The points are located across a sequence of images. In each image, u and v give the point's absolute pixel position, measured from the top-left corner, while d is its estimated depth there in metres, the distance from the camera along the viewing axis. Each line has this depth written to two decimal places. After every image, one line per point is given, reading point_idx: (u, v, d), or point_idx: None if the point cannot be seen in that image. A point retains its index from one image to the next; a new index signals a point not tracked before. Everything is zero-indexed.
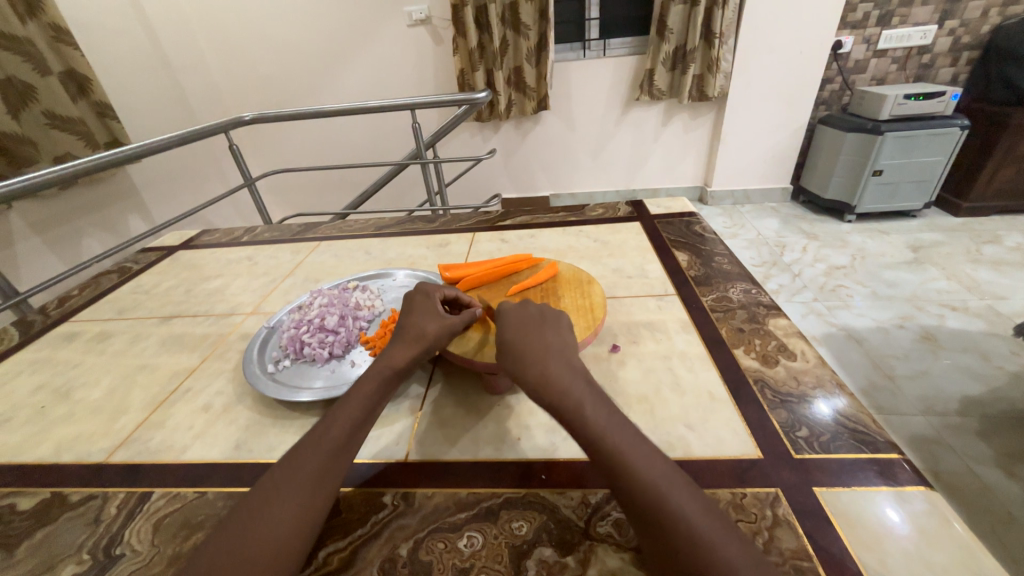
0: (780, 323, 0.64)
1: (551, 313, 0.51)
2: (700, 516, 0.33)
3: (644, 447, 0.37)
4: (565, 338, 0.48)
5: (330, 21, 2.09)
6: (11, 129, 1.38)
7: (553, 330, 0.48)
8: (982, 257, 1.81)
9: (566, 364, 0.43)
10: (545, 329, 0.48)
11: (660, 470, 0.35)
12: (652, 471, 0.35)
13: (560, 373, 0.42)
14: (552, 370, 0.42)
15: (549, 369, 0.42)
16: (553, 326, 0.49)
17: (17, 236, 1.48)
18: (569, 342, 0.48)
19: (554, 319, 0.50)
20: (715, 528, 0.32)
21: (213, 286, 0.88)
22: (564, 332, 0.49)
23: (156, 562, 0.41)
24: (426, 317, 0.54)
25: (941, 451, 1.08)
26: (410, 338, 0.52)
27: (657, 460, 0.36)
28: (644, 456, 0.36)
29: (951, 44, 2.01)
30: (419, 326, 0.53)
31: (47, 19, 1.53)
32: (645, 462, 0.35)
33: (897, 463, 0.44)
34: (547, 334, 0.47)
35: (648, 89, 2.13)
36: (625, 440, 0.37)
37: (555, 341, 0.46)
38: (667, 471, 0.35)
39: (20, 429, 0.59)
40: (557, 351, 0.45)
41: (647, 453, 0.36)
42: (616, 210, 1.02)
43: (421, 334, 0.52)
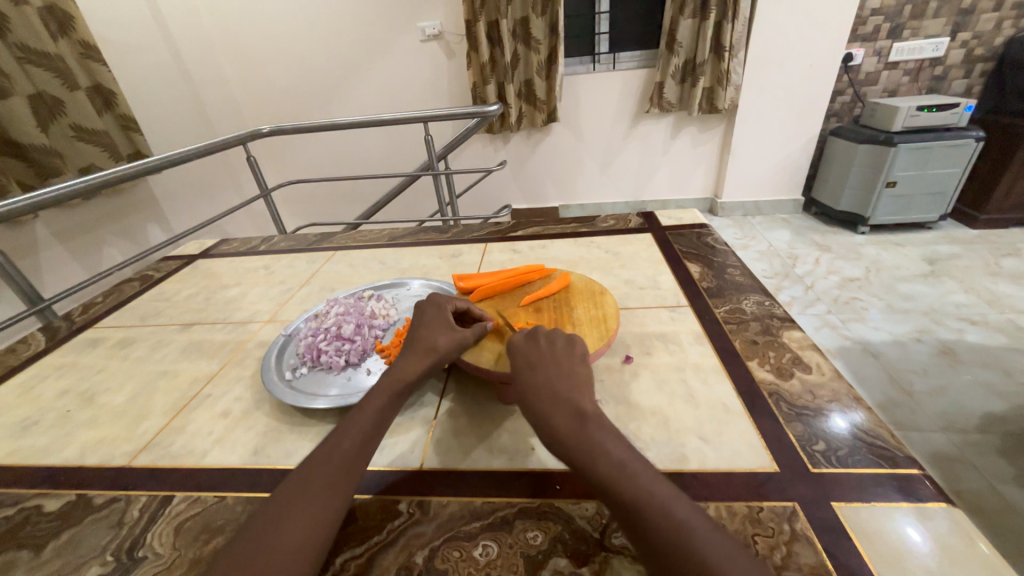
0: (794, 336, 0.63)
1: (563, 341, 0.51)
2: (714, 534, 0.32)
3: (656, 480, 0.36)
4: (575, 368, 0.48)
5: (346, 36, 2.15)
6: (41, 142, 1.43)
7: (561, 362, 0.48)
8: (1001, 270, 1.78)
9: (571, 402, 0.43)
10: (553, 365, 0.48)
11: (669, 501, 0.34)
12: (661, 503, 0.34)
13: (565, 414, 0.42)
14: (557, 411, 0.43)
15: (550, 411, 0.43)
16: (561, 357, 0.49)
17: (42, 244, 1.52)
18: (580, 374, 0.47)
19: (565, 349, 0.50)
20: (727, 555, 0.31)
21: (231, 294, 0.90)
22: (574, 361, 0.49)
23: (177, 565, 0.42)
24: (438, 330, 0.55)
25: (962, 469, 1.05)
26: (422, 350, 0.53)
27: (667, 490, 0.35)
28: (653, 488, 0.35)
29: (963, 56, 2.01)
30: (431, 338, 0.54)
31: (78, 37, 1.60)
32: (652, 493, 0.35)
33: (917, 478, 0.43)
34: (553, 368, 0.47)
35: (658, 102, 2.16)
36: (630, 474, 0.36)
37: (562, 377, 0.46)
38: (680, 504, 0.34)
39: (46, 432, 0.60)
40: (563, 388, 0.45)
41: (659, 484, 0.36)
42: (628, 222, 1.03)
43: (433, 347, 0.53)
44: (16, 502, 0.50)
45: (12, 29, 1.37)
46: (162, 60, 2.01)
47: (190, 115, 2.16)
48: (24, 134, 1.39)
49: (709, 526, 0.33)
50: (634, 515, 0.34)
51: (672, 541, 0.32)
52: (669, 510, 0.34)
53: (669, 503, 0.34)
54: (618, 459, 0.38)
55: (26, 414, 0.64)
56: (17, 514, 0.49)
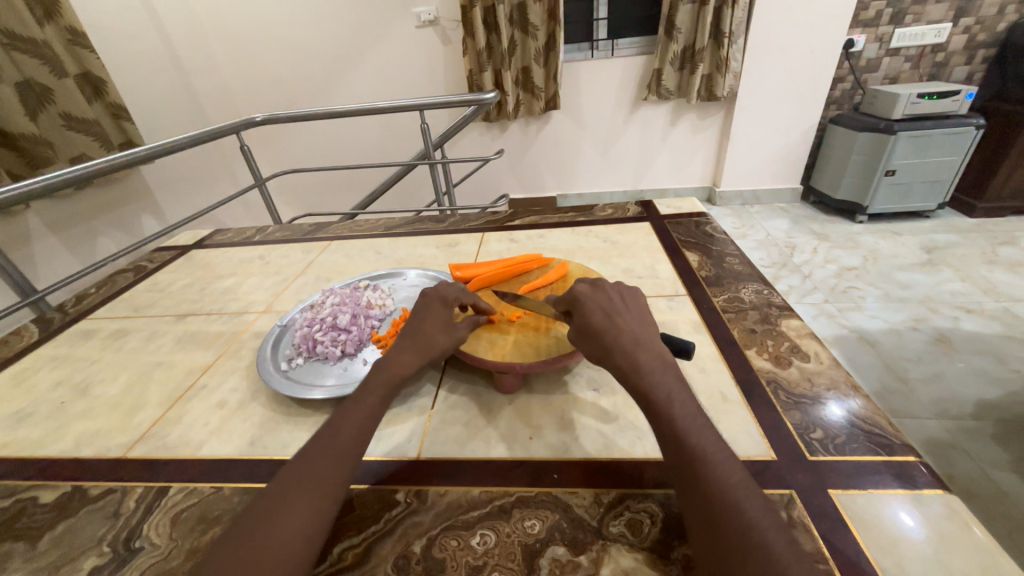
0: (793, 324, 0.63)
1: (631, 296, 0.50)
2: (758, 502, 0.33)
3: (716, 441, 0.38)
4: (649, 324, 0.48)
5: (340, 22, 2.11)
6: (30, 130, 1.41)
7: (640, 316, 0.48)
8: (998, 258, 1.78)
9: (655, 351, 0.44)
10: (633, 316, 0.48)
11: (727, 462, 0.36)
12: (720, 461, 0.36)
13: (649, 358, 0.43)
14: (641, 354, 0.43)
15: (636, 351, 0.43)
16: (635, 311, 0.49)
17: (34, 235, 1.50)
18: (652, 328, 0.48)
19: (639, 306, 0.50)
20: (771, 522, 0.32)
21: (226, 284, 0.89)
22: (646, 317, 0.49)
23: (175, 556, 0.42)
24: (439, 328, 0.52)
25: (956, 456, 1.06)
26: (420, 347, 0.50)
27: (727, 455, 0.37)
28: (717, 446, 0.37)
29: (965, 42, 1.98)
30: (429, 336, 0.51)
31: (64, 23, 1.54)
32: (717, 450, 0.37)
33: (913, 465, 0.43)
34: (636, 319, 0.47)
35: (656, 90, 2.13)
36: (698, 428, 0.38)
37: (642, 326, 0.47)
38: (734, 466, 0.36)
39: (40, 424, 0.60)
40: (644, 336, 0.45)
41: (718, 444, 0.37)
42: (626, 211, 1.02)
43: (432, 345, 0.51)
44: (11, 494, 0.50)
45: None
46: None
47: None
48: (12, 122, 1.36)
49: (754, 492, 0.34)
50: (695, 462, 0.36)
51: (726, 494, 0.34)
52: (725, 467, 0.36)
53: (725, 464, 0.36)
54: (690, 412, 0.39)
55: (20, 405, 0.64)
56: (12, 506, 0.49)
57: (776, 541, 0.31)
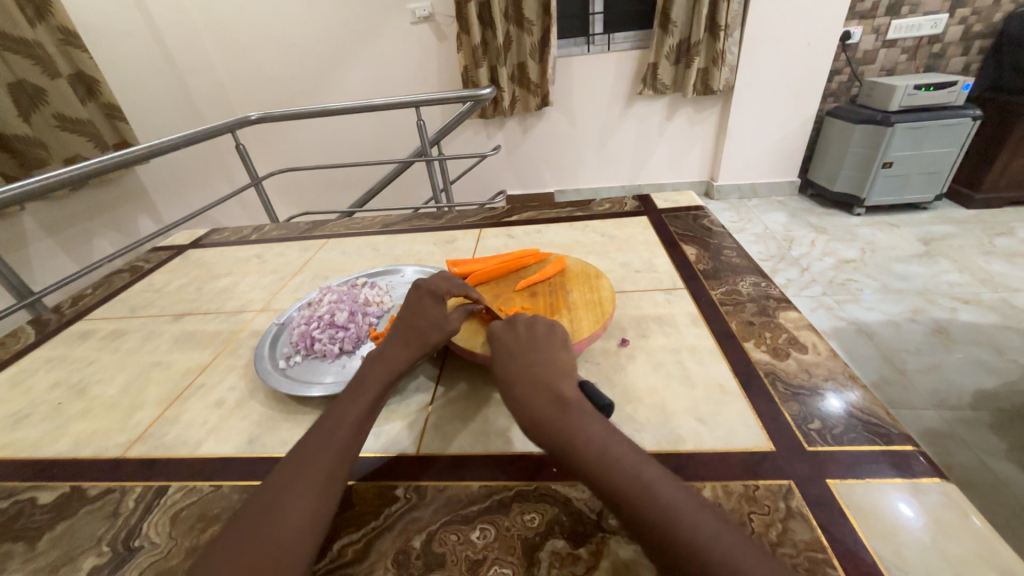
0: (790, 316, 0.63)
1: (539, 329, 0.50)
2: (701, 518, 0.32)
3: (642, 465, 0.35)
4: (556, 356, 0.47)
5: (334, 19, 2.09)
6: (23, 131, 1.40)
7: (541, 350, 0.47)
8: (995, 249, 1.79)
9: (552, 392, 0.42)
10: (529, 355, 0.47)
11: (657, 484, 0.34)
12: (646, 487, 0.34)
13: (544, 404, 0.41)
14: (537, 404, 0.42)
15: (534, 401, 0.42)
16: (539, 346, 0.48)
17: (29, 237, 1.50)
18: (560, 359, 0.46)
19: (546, 335, 0.49)
20: (719, 535, 0.31)
21: (223, 284, 0.89)
22: (554, 347, 0.48)
23: (174, 554, 0.42)
24: (430, 322, 0.54)
25: (954, 446, 1.06)
26: (413, 342, 0.52)
27: (656, 475, 0.35)
28: (640, 471, 0.35)
29: (962, 32, 1.98)
30: (422, 331, 0.52)
31: (56, 22, 1.54)
32: (639, 476, 0.34)
33: (911, 454, 0.43)
34: (533, 359, 0.46)
35: (653, 84, 2.12)
36: (615, 462, 0.36)
37: (543, 365, 0.45)
38: (666, 486, 0.34)
39: (38, 425, 0.60)
40: (544, 377, 0.44)
41: (643, 469, 0.35)
42: (623, 205, 1.02)
43: (424, 340, 0.52)
44: (10, 496, 0.50)
45: None
46: (145, 46, 1.95)
47: (176, 103, 2.11)
48: (4, 124, 1.35)
49: (694, 509, 0.32)
50: (618, 506, 0.34)
51: (658, 529, 0.32)
52: (655, 493, 0.33)
53: (655, 491, 0.33)
54: (599, 444, 0.37)
55: (17, 407, 0.64)
56: (11, 507, 0.49)
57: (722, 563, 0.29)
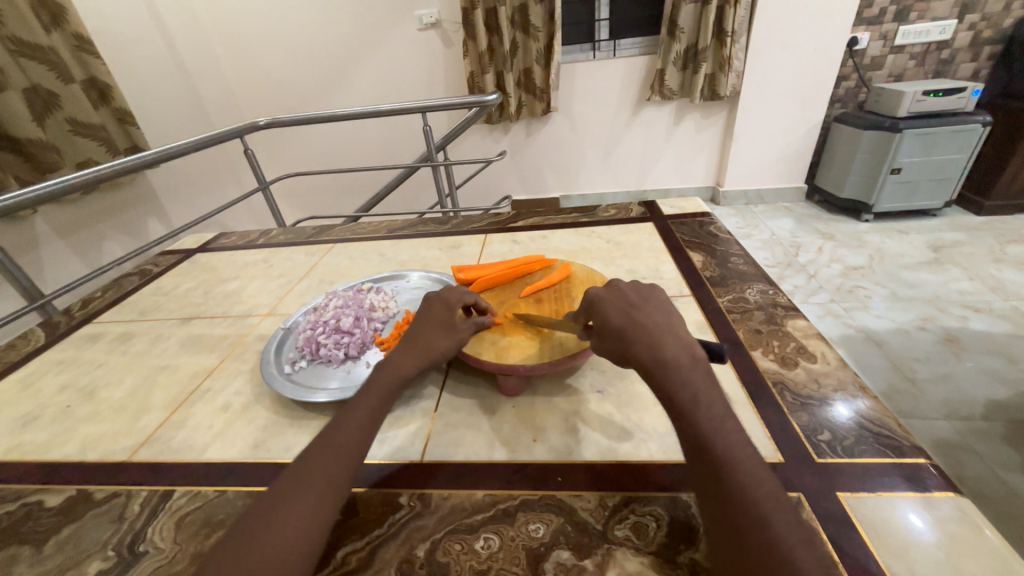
0: (799, 325, 0.63)
1: (650, 292, 0.49)
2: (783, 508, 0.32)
3: (746, 442, 0.37)
4: (675, 317, 0.47)
5: (342, 26, 2.12)
6: (37, 136, 1.42)
7: (667, 310, 0.47)
8: (1006, 257, 1.77)
9: (683, 346, 0.43)
10: (656, 310, 0.47)
11: (752, 464, 0.35)
12: (747, 462, 0.35)
13: (673, 353, 0.42)
14: (665, 349, 0.42)
15: (662, 348, 0.43)
16: (658, 304, 0.48)
17: (42, 240, 1.52)
18: (678, 320, 0.46)
19: (666, 299, 0.49)
20: (798, 531, 0.31)
21: (230, 288, 0.90)
22: (670, 309, 0.47)
23: (179, 560, 0.42)
24: (439, 331, 0.52)
25: (967, 457, 1.05)
26: (419, 350, 0.50)
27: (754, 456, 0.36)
28: (745, 447, 0.36)
29: (971, 38, 1.96)
30: (428, 340, 0.51)
31: (71, 29, 1.56)
32: (743, 450, 0.36)
33: (923, 467, 0.43)
34: (660, 314, 0.46)
35: (659, 90, 2.12)
36: (723, 429, 0.37)
37: (666, 321, 0.46)
38: (761, 469, 0.35)
39: (46, 427, 0.60)
40: (669, 331, 0.44)
41: (748, 448, 0.36)
42: (629, 211, 1.02)
43: (432, 349, 0.51)
44: (17, 498, 0.50)
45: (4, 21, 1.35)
46: (157, 53, 1.98)
47: (186, 108, 2.14)
48: (18, 128, 1.37)
49: (778, 498, 0.33)
50: (718, 468, 0.35)
51: (750, 503, 0.32)
52: (752, 472, 0.34)
53: (748, 473, 0.34)
54: (717, 411, 0.38)
55: (26, 410, 0.64)
56: (19, 509, 0.49)
57: (802, 556, 0.29)
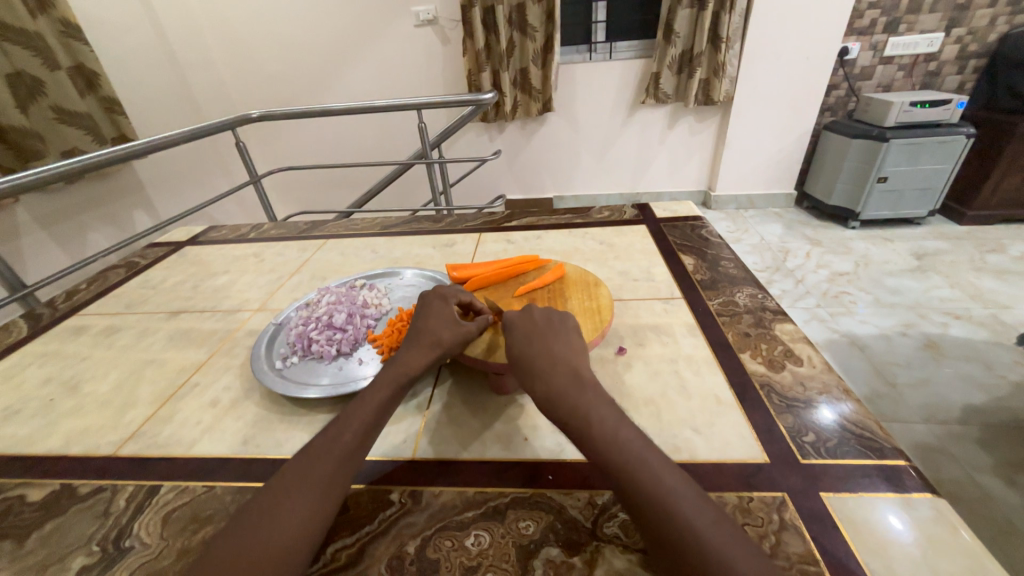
0: (786, 328, 0.64)
1: (557, 318, 0.51)
2: (720, 525, 0.32)
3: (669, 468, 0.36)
4: (576, 348, 0.47)
5: (338, 20, 2.10)
6: (19, 123, 1.38)
7: (564, 340, 0.48)
8: (986, 266, 1.81)
9: (580, 381, 0.43)
10: (554, 343, 0.47)
11: (680, 488, 0.34)
12: (673, 488, 0.34)
13: (573, 391, 0.42)
14: (565, 387, 0.42)
15: (560, 387, 0.42)
16: (560, 334, 0.49)
17: (24, 229, 1.48)
18: (582, 353, 0.47)
19: (563, 327, 0.50)
20: (734, 543, 0.31)
21: (220, 282, 0.89)
22: (571, 334, 0.49)
23: (165, 555, 0.41)
24: (443, 324, 0.53)
25: (944, 460, 1.07)
26: (426, 344, 0.51)
27: (679, 479, 0.35)
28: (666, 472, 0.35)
29: (957, 52, 2.01)
30: (435, 332, 0.52)
31: (57, 14, 1.53)
32: (665, 475, 0.35)
33: (903, 469, 0.44)
34: (556, 348, 0.47)
35: (654, 93, 2.14)
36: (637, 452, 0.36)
37: (567, 351, 0.46)
38: (693, 493, 0.34)
39: (28, 421, 0.59)
40: (568, 366, 0.44)
41: (671, 472, 0.36)
42: (623, 213, 1.03)
43: (439, 341, 0.51)
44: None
45: None
46: (147, 41, 1.96)
47: (177, 99, 2.11)
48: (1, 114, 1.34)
49: (704, 508, 0.33)
50: (641, 499, 0.34)
51: (681, 528, 0.32)
52: (682, 496, 0.34)
53: (672, 490, 0.34)
54: (626, 440, 0.37)
55: (7, 402, 0.63)
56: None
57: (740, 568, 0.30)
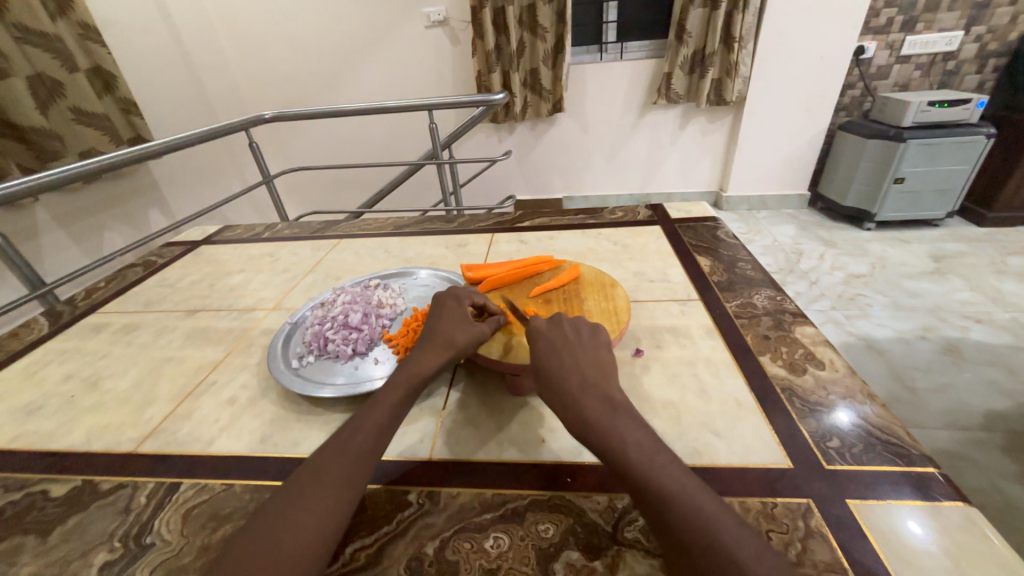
0: (807, 331, 0.63)
1: (587, 330, 0.50)
2: (741, 534, 0.32)
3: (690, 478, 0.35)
4: (601, 359, 0.47)
5: (350, 22, 2.11)
6: (40, 124, 1.41)
7: (588, 351, 0.47)
8: (1007, 268, 1.77)
9: (602, 392, 0.42)
10: (580, 354, 0.47)
11: (699, 497, 0.34)
12: (694, 497, 0.34)
13: (595, 404, 0.41)
14: (587, 400, 0.42)
15: (584, 401, 0.42)
16: (587, 346, 0.48)
17: (43, 228, 1.51)
18: (608, 364, 0.47)
19: (592, 340, 0.49)
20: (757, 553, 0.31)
21: (235, 281, 0.90)
22: (599, 347, 0.48)
23: (186, 553, 0.41)
24: (456, 325, 0.53)
25: (965, 467, 1.05)
26: (439, 344, 0.51)
27: (696, 485, 0.35)
28: (685, 481, 0.35)
29: (977, 50, 1.97)
30: (447, 333, 0.52)
31: (77, 17, 1.56)
32: (686, 485, 0.34)
33: (932, 476, 0.43)
34: (581, 360, 0.46)
35: (665, 94, 2.12)
36: (660, 466, 0.36)
37: (592, 363, 0.46)
38: (713, 502, 0.34)
39: (50, 417, 0.60)
40: (591, 379, 0.44)
41: (690, 481, 0.35)
42: (636, 214, 1.02)
43: (451, 342, 0.51)
44: (22, 487, 0.50)
45: (10, 8, 1.34)
46: (163, 44, 1.99)
47: (191, 100, 2.14)
48: (23, 115, 1.37)
49: (726, 517, 0.33)
50: (663, 511, 0.33)
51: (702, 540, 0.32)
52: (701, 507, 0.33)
53: (696, 498, 0.33)
54: (647, 452, 0.37)
55: (30, 398, 0.64)
56: (23, 498, 0.49)
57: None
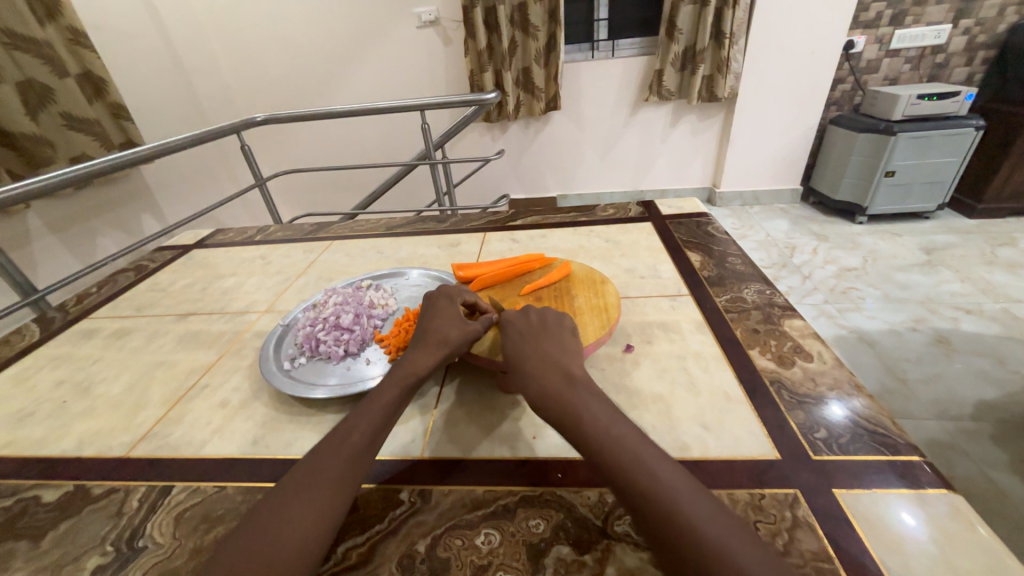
0: (796, 324, 0.63)
1: (553, 318, 0.52)
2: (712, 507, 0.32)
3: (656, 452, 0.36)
4: (567, 344, 0.48)
5: (341, 23, 2.11)
6: (30, 130, 1.40)
7: (554, 337, 0.49)
8: (997, 259, 1.79)
9: (567, 373, 0.44)
10: (546, 340, 0.48)
11: (667, 471, 0.35)
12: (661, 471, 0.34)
13: (558, 383, 0.43)
14: (551, 380, 0.43)
15: (547, 381, 0.43)
16: (553, 333, 0.50)
17: (34, 234, 1.50)
18: (574, 349, 0.48)
19: (557, 325, 0.51)
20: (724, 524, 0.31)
21: (228, 284, 0.89)
22: (566, 336, 0.49)
23: (177, 555, 0.41)
24: (450, 323, 0.53)
25: (956, 457, 1.06)
26: (433, 343, 0.51)
27: (667, 463, 0.35)
28: (653, 455, 0.36)
29: (965, 43, 1.99)
30: (441, 331, 0.52)
31: (66, 22, 1.54)
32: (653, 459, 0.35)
33: (917, 465, 0.43)
34: (547, 345, 0.48)
35: (657, 91, 2.13)
36: (623, 440, 0.37)
37: (559, 348, 0.47)
38: (681, 476, 0.34)
39: (42, 423, 0.60)
40: (556, 361, 0.45)
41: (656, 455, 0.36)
42: (628, 211, 1.02)
43: (446, 340, 0.51)
44: (13, 493, 0.50)
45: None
46: None
47: None
48: (11, 121, 1.36)
49: (696, 492, 0.33)
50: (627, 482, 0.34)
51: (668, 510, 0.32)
52: (669, 478, 0.34)
53: (661, 471, 0.34)
54: (611, 427, 0.38)
55: (21, 405, 0.64)
56: (15, 504, 0.49)
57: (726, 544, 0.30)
